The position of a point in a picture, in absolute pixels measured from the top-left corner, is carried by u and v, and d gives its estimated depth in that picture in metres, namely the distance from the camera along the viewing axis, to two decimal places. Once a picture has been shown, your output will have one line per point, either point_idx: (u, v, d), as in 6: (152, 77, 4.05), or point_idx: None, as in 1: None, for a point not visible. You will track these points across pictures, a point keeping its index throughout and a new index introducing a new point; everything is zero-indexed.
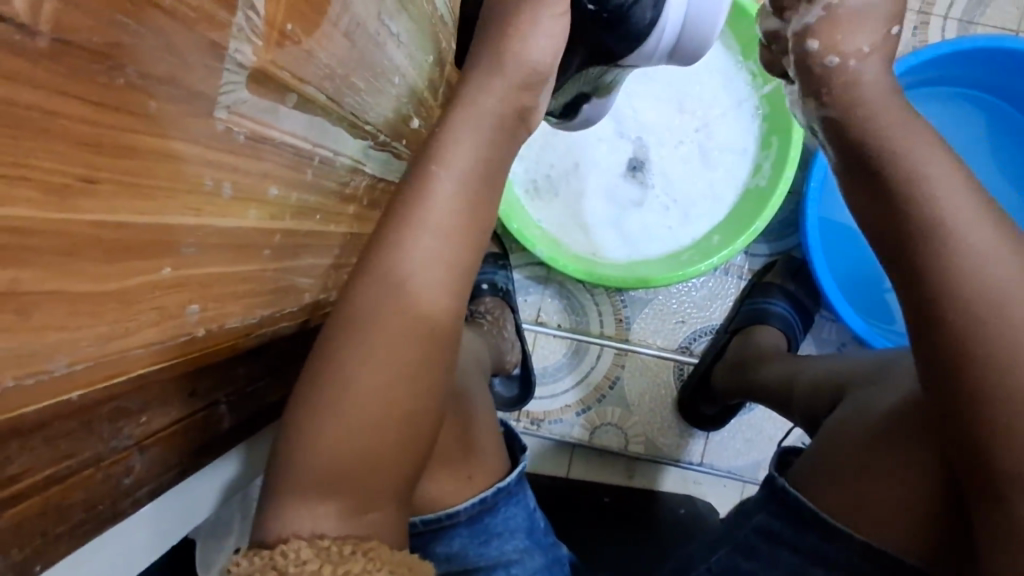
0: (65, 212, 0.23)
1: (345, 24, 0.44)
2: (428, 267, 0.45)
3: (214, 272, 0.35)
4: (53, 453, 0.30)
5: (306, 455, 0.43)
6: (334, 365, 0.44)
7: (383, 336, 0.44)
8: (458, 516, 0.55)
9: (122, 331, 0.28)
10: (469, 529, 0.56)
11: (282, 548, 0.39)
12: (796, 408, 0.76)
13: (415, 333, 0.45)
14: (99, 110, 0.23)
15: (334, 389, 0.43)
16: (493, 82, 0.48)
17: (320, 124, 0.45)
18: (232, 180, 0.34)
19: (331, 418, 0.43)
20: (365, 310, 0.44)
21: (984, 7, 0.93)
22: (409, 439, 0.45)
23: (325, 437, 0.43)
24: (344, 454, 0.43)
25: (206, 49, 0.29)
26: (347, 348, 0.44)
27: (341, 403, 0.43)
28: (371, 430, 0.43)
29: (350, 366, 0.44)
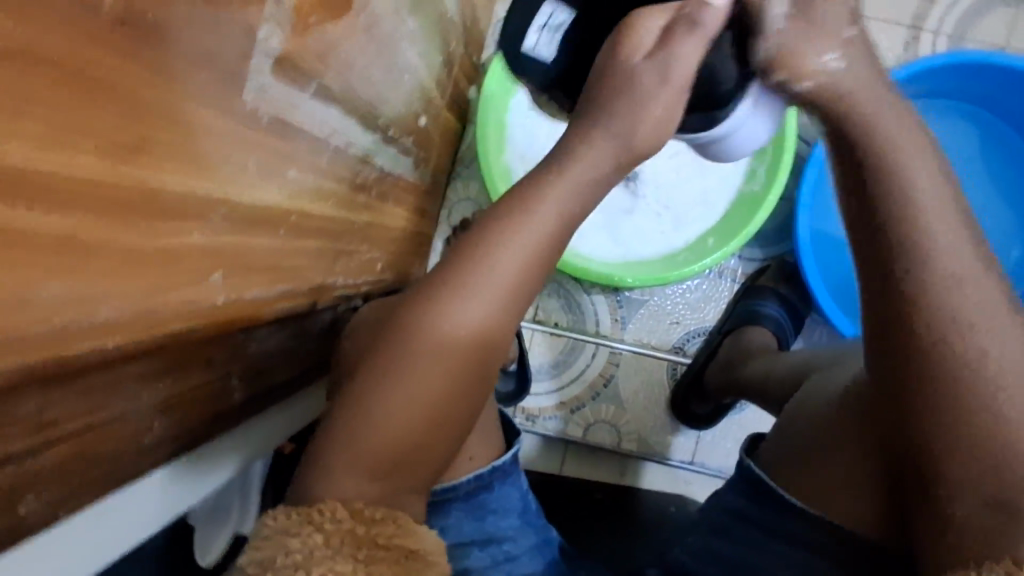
0: (116, 170, 0.25)
1: (364, 19, 0.46)
2: (503, 273, 0.47)
3: (238, 243, 0.37)
4: (85, 406, 0.33)
5: (359, 427, 0.45)
6: (404, 350, 0.46)
7: (453, 329, 0.46)
8: (456, 490, 0.57)
9: (157, 289, 0.30)
10: (466, 504, 0.58)
11: (318, 506, 0.42)
12: (773, 397, 0.78)
13: (482, 325, 0.47)
14: (150, 81, 0.26)
15: (398, 373, 0.46)
16: (608, 98, 0.48)
17: (336, 112, 0.48)
18: (257, 157, 0.37)
19: (393, 398, 0.46)
20: (445, 303, 0.46)
21: (974, 24, 0.96)
22: (451, 430, 0.47)
23: (385, 415, 0.45)
24: (391, 433, 0.45)
25: (241, 31, 0.31)
26: (415, 333, 0.46)
27: (402, 384, 0.46)
28: (422, 416, 0.46)
29: (413, 350, 0.46)
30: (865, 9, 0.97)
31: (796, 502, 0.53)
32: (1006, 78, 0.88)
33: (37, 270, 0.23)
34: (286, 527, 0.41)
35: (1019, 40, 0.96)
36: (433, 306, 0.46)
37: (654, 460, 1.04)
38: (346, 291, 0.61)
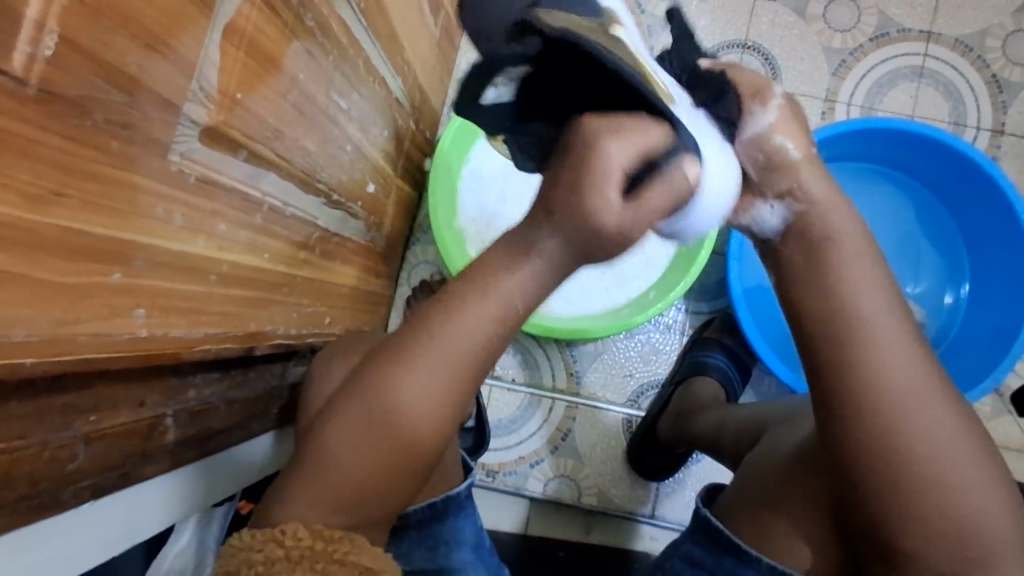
0: (36, 214, 0.31)
1: (293, 97, 0.54)
2: (468, 327, 0.49)
3: (161, 285, 0.42)
4: (7, 431, 0.37)
5: (323, 461, 0.52)
6: (378, 391, 0.51)
7: (416, 381, 0.50)
8: (410, 518, 0.60)
9: (73, 318, 0.35)
10: (419, 533, 0.61)
11: (283, 527, 0.46)
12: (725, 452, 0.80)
13: (442, 381, 0.50)
14: (74, 144, 0.32)
15: (365, 413, 0.51)
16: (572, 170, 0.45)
17: (271, 177, 0.54)
18: (181, 212, 0.43)
19: (357, 433, 0.51)
20: (414, 356, 0.50)
21: (882, 96, 1.07)
22: (405, 473, 0.52)
23: (342, 451, 0.51)
24: (353, 464, 0.51)
25: (163, 106, 0.38)
26: (389, 375, 0.51)
27: (365, 419, 0.51)
28: (384, 452, 0.51)
29: (379, 395, 0.51)
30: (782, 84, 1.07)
31: (755, 551, 0.57)
32: (908, 143, 0.97)
33: None
34: (253, 544, 0.45)
35: (924, 109, 1.06)
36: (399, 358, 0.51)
37: (615, 516, 1.04)
38: (288, 341, 0.66)
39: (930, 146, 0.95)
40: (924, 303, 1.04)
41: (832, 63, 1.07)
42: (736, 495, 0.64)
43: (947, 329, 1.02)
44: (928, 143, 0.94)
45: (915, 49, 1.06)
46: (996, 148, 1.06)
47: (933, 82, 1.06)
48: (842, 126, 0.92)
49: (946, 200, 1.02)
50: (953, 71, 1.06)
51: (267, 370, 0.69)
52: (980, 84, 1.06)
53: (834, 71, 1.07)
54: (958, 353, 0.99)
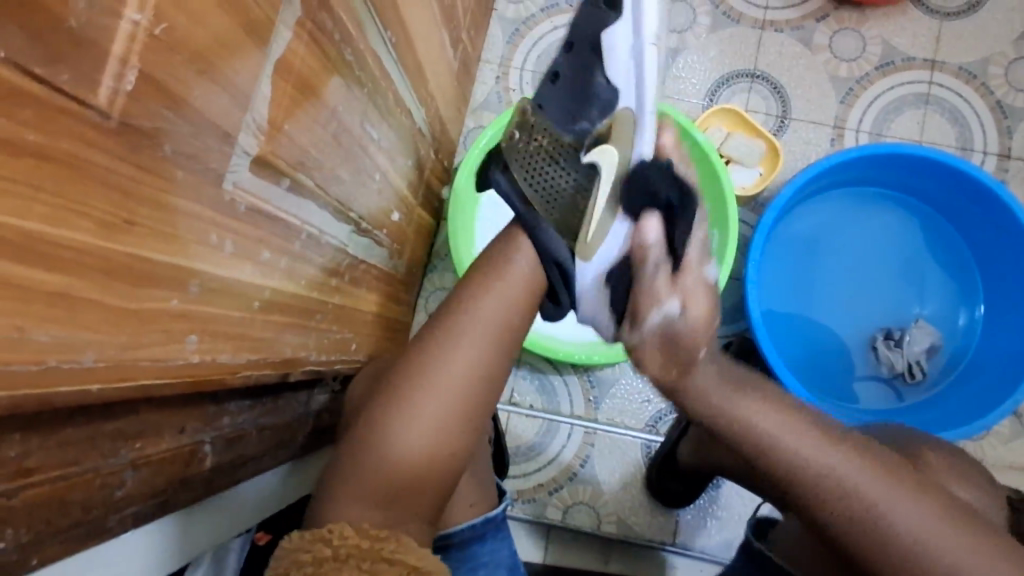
0: (108, 241, 0.32)
1: (331, 127, 0.55)
2: (468, 363, 0.62)
3: (212, 311, 0.43)
4: (64, 458, 0.37)
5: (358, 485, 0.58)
6: (386, 420, 0.60)
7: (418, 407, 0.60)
8: (452, 538, 0.65)
9: (135, 343, 0.35)
10: (460, 553, 0.65)
11: (328, 526, 0.51)
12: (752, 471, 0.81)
13: (443, 406, 0.61)
14: (144, 173, 0.33)
15: (366, 442, 0.59)
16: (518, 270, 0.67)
17: (309, 205, 0.55)
18: (232, 239, 0.43)
19: (364, 459, 0.59)
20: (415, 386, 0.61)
21: (889, 122, 1.09)
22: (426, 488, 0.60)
23: (371, 476, 0.58)
24: (369, 484, 0.58)
25: (221, 137, 0.39)
26: (393, 405, 0.60)
27: (375, 446, 0.59)
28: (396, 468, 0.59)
29: (380, 424, 0.60)
30: (791, 111, 1.10)
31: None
32: (916, 167, 0.98)
33: (37, 315, 0.28)
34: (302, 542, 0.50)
35: (931, 135, 1.09)
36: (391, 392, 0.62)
37: (636, 544, 1.03)
38: (317, 368, 0.66)
39: (939, 170, 0.97)
40: (940, 325, 1.04)
41: (839, 91, 1.10)
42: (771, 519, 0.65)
43: (964, 349, 1.03)
44: (936, 168, 0.96)
45: (920, 78, 1.09)
46: (1004, 172, 1.08)
47: (938, 108, 1.09)
48: (851, 153, 0.94)
49: (957, 223, 1.04)
50: (958, 98, 1.09)
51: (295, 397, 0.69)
52: (985, 110, 1.08)
53: (841, 99, 1.10)
54: (976, 374, 1.00)
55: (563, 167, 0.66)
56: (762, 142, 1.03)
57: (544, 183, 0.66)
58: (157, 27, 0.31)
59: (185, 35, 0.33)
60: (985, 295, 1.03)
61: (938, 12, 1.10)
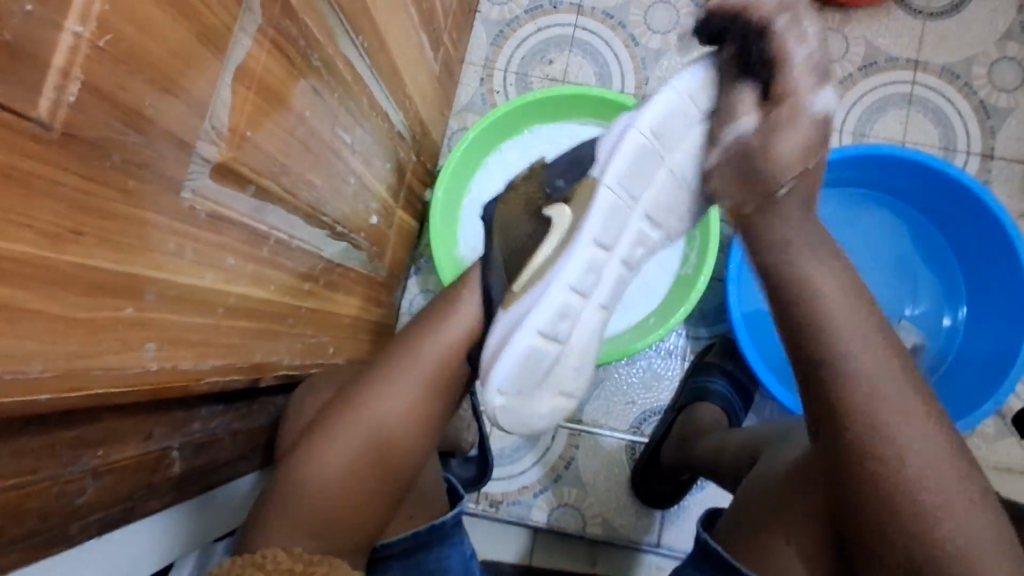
0: (56, 252, 0.32)
1: (300, 133, 0.55)
2: (415, 376, 0.66)
3: (172, 318, 0.43)
4: (19, 467, 0.37)
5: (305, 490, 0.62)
6: (341, 427, 0.64)
7: (370, 421, 0.64)
8: (392, 548, 0.66)
9: (88, 352, 0.36)
10: (403, 564, 0.66)
11: (263, 553, 0.50)
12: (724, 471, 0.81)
13: (395, 419, 0.65)
14: (93, 183, 0.33)
15: (307, 456, 0.63)
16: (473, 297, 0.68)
17: (278, 211, 0.55)
18: (193, 246, 0.44)
19: (308, 473, 0.62)
20: (372, 398, 0.65)
21: (873, 122, 1.09)
22: (372, 500, 0.64)
23: (319, 483, 0.62)
24: (307, 501, 0.62)
25: (178, 146, 0.39)
26: (349, 415, 0.64)
27: (331, 456, 0.63)
28: (338, 480, 0.63)
29: (322, 439, 0.63)
30: None
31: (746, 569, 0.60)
32: (897, 168, 0.98)
33: None
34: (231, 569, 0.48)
35: (915, 135, 1.09)
36: (335, 412, 0.65)
37: (620, 544, 1.03)
38: (291, 371, 0.66)
39: (919, 170, 0.97)
40: (924, 325, 1.05)
41: None
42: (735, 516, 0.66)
43: (947, 349, 1.03)
44: (916, 168, 0.96)
45: (903, 78, 1.09)
46: (987, 172, 1.08)
47: (922, 108, 1.09)
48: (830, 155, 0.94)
49: (940, 223, 1.04)
50: (941, 98, 1.09)
51: (269, 402, 0.69)
52: (969, 110, 1.08)
53: None
54: (959, 373, 1.00)
55: (525, 214, 0.64)
56: None
57: (509, 233, 0.64)
58: (101, 38, 0.31)
59: (134, 46, 0.33)
60: (968, 295, 1.03)
61: (921, 12, 1.10)
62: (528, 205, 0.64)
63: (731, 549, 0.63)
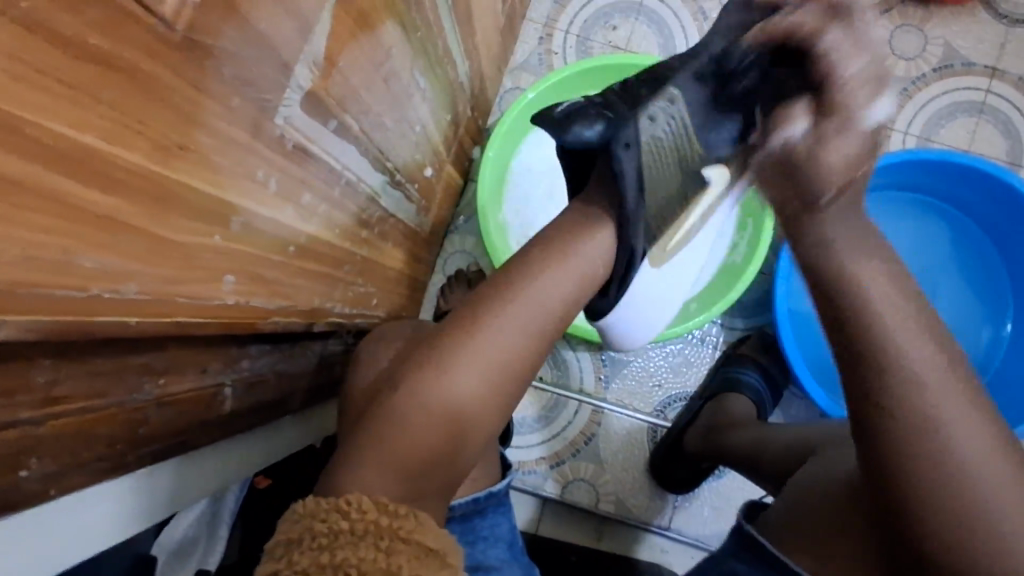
0: (161, 167, 0.29)
1: (383, 70, 0.52)
2: (539, 307, 0.57)
3: (250, 251, 0.40)
4: (89, 389, 0.36)
5: (391, 430, 0.51)
6: (451, 359, 0.54)
7: (479, 351, 0.54)
8: (454, 511, 0.62)
9: (177, 279, 0.33)
10: (461, 526, 0.63)
11: (345, 498, 0.47)
12: (765, 469, 0.79)
13: (505, 353, 0.55)
14: (200, 95, 0.30)
15: (418, 384, 0.53)
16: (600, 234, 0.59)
17: (352, 150, 0.53)
18: (278, 178, 0.41)
19: (420, 415, 0.52)
20: (499, 325, 0.56)
21: (939, 127, 1.06)
22: (459, 446, 0.54)
23: (402, 431, 0.51)
24: (422, 456, 0.51)
25: (280, 68, 0.37)
26: (462, 348, 0.54)
27: (427, 387, 0.53)
28: (436, 422, 0.52)
29: (429, 374, 0.53)
30: None
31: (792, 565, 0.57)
32: (964, 177, 0.95)
33: (84, 238, 0.26)
34: (315, 511, 0.46)
35: (980, 145, 1.05)
36: (449, 339, 0.55)
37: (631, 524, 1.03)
38: (340, 320, 0.64)
39: (983, 181, 0.94)
40: (961, 339, 1.02)
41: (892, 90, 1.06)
42: (786, 517, 0.62)
43: (987, 365, 1.01)
44: (980, 177, 0.93)
45: (978, 84, 1.05)
46: None
47: (992, 118, 1.05)
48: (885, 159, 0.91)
49: (994, 236, 1.01)
50: (1013, 109, 1.05)
51: (313, 347, 0.67)
52: None
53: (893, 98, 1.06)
54: (997, 392, 0.98)
55: (681, 180, 0.60)
56: None
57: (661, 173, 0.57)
58: None
59: None
60: (1014, 312, 1.01)
61: (1006, 18, 1.05)
62: (683, 167, 0.60)
63: (781, 549, 0.60)
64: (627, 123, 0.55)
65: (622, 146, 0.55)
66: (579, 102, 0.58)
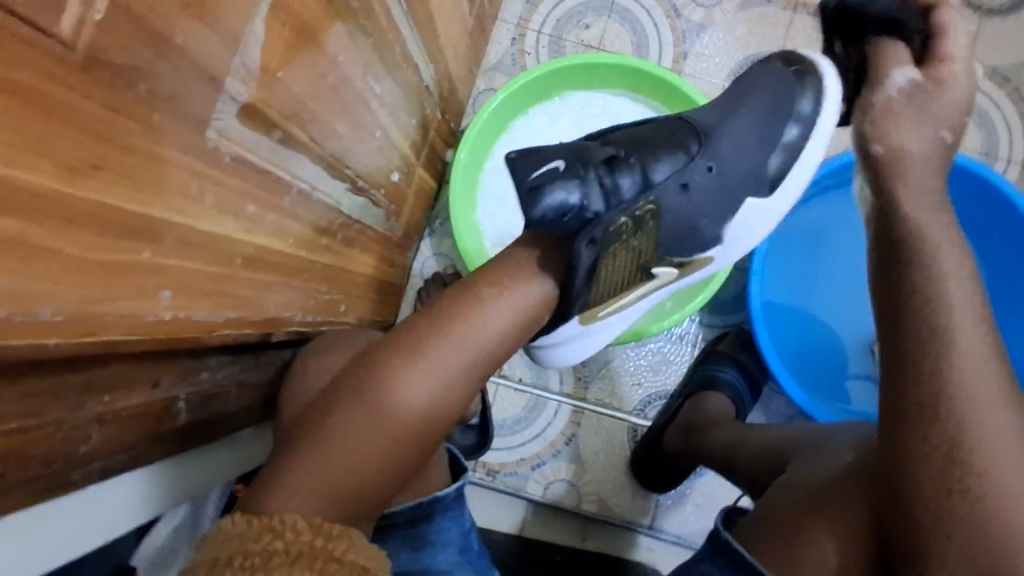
0: (73, 186, 0.29)
1: (332, 79, 0.52)
2: (474, 334, 0.58)
3: (188, 266, 0.40)
4: (22, 409, 0.36)
5: (323, 453, 0.54)
6: (382, 381, 0.56)
7: (408, 375, 0.56)
8: (394, 517, 0.61)
9: (101, 297, 0.33)
10: (402, 533, 0.63)
11: (280, 517, 0.49)
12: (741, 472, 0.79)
13: (433, 378, 0.56)
14: (115, 114, 0.30)
15: (351, 409, 0.55)
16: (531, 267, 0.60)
17: (302, 160, 0.52)
18: (215, 191, 0.41)
19: (359, 423, 0.55)
20: (433, 352, 0.57)
21: None
22: (393, 465, 0.56)
23: (335, 454, 0.54)
24: (358, 463, 0.54)
25: (208, 83, 0.37)
26: (395, 371, 0.56)
27: (362, 413, 0.55)
28: (365, 443, 0.54)
29: (361, 399, 0.55)
30: None
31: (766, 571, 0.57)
32: (940, 169, 0.94)
33: None
34: (242, 533, 0.47)
35: None
36: (385, 362, 0.57)
37: (613, 523, 1.03)
38: (303, 328, 0.64)
39: (958, 172, 0.93)
40: None
41: None
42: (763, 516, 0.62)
43: None
44: (954, 168, 0.93)
45: None
46: None
47: None
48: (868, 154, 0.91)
49: (973, 228, 1.00)
50: (989, 99, 1.04)
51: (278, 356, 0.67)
52: (1015, 115, 1.04)
53: None
54: None
55: (631, 273, 0.62)
56: None
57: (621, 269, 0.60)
58: None
59: None
60: (993, 304, 1.01)
61: (980, 7, 1.05)
62: (637, 263, 0.61)
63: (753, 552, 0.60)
64: (601, 217, 0.54)
65: (588, 240, 0.55)
66: (554, 170, 0.53)
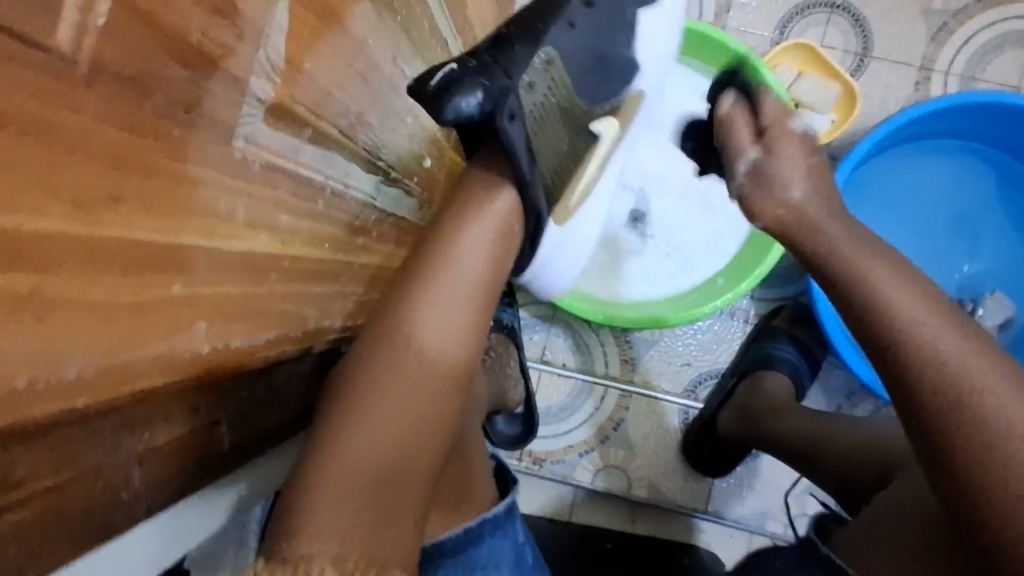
0: (91, 224, 0.25)
1: (361, 64, 0.47)
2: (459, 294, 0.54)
3: (222, 290, 0.36)
4: (55, 464, 0.32)
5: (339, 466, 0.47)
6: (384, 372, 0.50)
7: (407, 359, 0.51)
8: (443, 544, 0.54)
9: (132, 339, 0.30)
10: (454, 562, 0.55)
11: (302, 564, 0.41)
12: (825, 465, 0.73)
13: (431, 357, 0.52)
14: (131, 134, 0.26)
15: (357, 409, 0.49)
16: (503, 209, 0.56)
17: (334, 156, 0.48)
18: (246, 205, 0.37)
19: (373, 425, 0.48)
20: (424, 326, 0.52)
21: (986, 64, 0.96)
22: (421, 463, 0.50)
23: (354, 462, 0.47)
24: (396, 428, 0.49)
25: (230, 83, 0.32)
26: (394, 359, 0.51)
27: (374, 413, 0.49)
28: (384, 446, 0.48)
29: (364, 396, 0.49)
30: (872, 48, 0.97)
31: None
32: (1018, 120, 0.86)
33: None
34: None
35: None
36: (375, 353, 0.51)
37: (666, 509, 0.99)
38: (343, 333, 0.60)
39: None
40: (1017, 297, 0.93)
41: (930, 27, 0.96)
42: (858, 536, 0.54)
43: None
44: None
45: None
46: None
47: None
48: (948, 99, 0.83)
49: None
50: None
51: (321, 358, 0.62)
52: None
53: (931, 36, 0.96)
54: None
55: (570, 140, 0.56)
56: (836, 85, 0.94)
57: (557, 150, 0.55)
58: None
59: None
60: None
61: None
62: (566, 118, 0.55)
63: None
64: (512, 90, 0.49)
65: (508, 118, 0.49)
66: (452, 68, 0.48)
